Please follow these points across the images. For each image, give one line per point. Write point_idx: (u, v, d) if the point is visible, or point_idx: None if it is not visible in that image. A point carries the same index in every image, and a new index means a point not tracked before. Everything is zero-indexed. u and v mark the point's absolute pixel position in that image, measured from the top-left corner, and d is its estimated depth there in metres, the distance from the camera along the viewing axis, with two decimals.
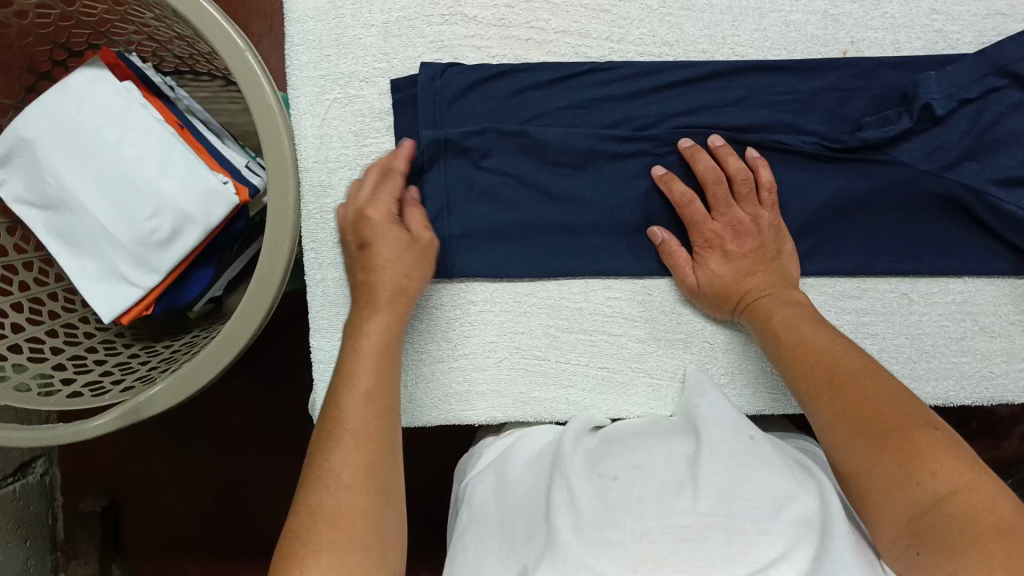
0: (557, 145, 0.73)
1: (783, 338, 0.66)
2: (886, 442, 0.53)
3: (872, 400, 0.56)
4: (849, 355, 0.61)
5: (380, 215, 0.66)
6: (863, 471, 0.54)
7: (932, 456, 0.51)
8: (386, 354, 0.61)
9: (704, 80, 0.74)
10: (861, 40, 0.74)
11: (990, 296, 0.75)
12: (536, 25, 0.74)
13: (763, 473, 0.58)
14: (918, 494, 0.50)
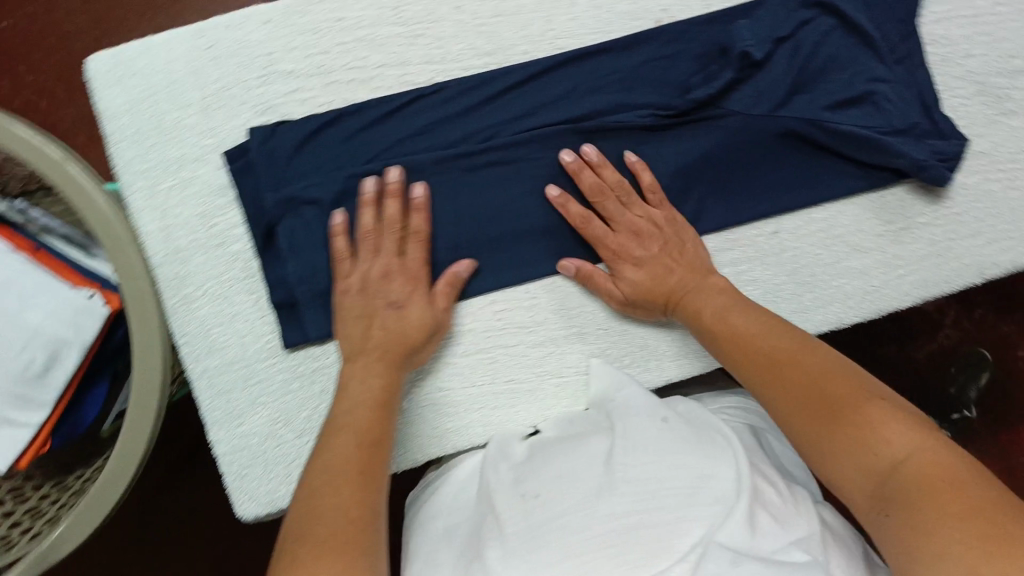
0: (405, 176, 0.73)
1: (717, 338, 0.65)
2: (835, 424, 0.53)
3: (817, 381, 0.56)
4: (788, 341, 0.60)
5: (375, 256, 0.70)
6: (819, 453, 0.53)
7: (880, 431, 0.51)
8: (376, 404, 0.63)
9: (531, 80, 0.74)
10: (670, 6, 0.76)
11: (851, 216, 0.78)
12: (355, 66, 0.73)
13: (677, 455, 0.61)
14: (876, 467, 0.50)
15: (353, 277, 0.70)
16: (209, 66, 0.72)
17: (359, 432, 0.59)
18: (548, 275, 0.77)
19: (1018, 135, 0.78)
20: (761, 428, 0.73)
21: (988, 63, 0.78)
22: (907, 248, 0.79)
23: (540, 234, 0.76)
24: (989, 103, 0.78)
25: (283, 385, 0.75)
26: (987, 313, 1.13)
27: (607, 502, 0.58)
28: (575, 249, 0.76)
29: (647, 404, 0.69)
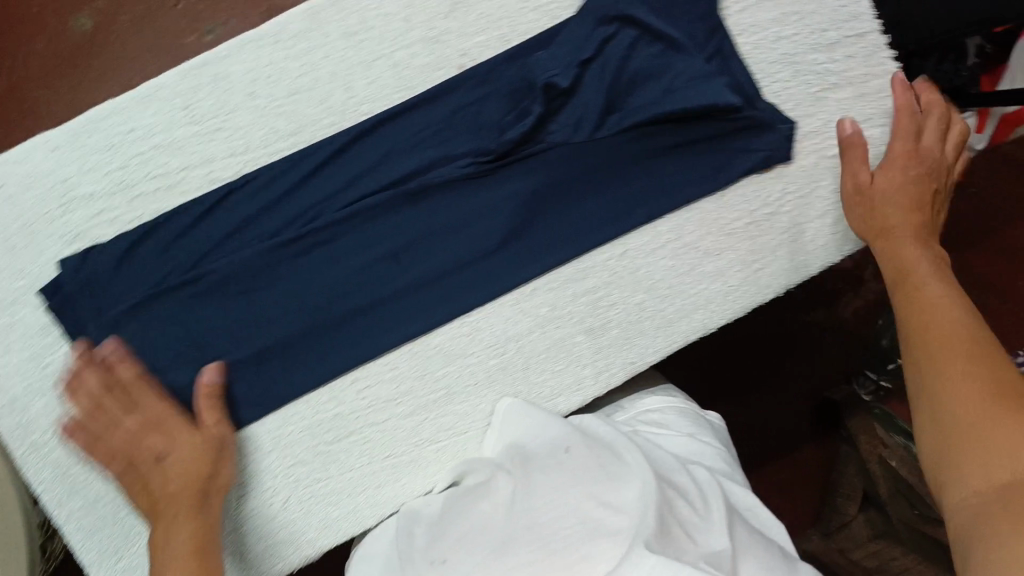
0: (232, 275, 0.70)
1: (897, 281, 0.64)
2: (952, 399, 0.51)
3: (947, 352, 0.54)
4: (933, 295, 0.60)
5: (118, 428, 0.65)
6: (937, 436, 0.51)
7: (989, 403, 0.48)
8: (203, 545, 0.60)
9: (343, 151, 0.71)
10: (470, 49, 0.73)
11: (697, 220, 0.77)
12: (157, 174, 0.71)
13: (576, 487, 0.60)
14: (983, 456, 0.46)
15: (116, 461, 0.65)
16: (6, 204, 0.70)
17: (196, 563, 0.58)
18: (407, 342, 0.74)
19: (846, 107, 0.77)
20: (669, 424, 0.71)
21: (802, 41, 0.77)
22: (761, 240, 0.78)
23: (403, 305, 0.73)
24: (811, 80, 0.77)
25: None
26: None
27: (519, 550, 0.56)
28: (425, 312, 0.74)
29: (570, 435, 0.66)
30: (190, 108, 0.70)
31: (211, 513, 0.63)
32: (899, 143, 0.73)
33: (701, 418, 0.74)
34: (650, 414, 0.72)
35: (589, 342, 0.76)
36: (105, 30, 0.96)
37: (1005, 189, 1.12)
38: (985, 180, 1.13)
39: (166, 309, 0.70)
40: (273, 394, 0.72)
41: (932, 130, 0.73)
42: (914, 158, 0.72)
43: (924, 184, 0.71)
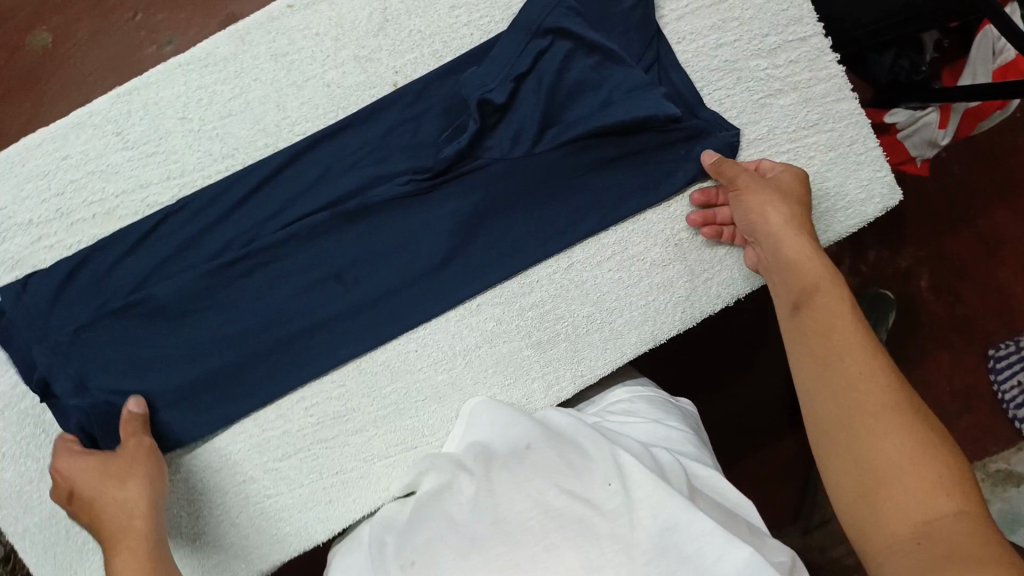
0: (173, 300, 0.69)
1: (793, 278, 0.64)
2: (864, 425, 0.52)
3: (858, 371, 0.55)
4: (835, 299, 0.60)
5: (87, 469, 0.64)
6: (847, 463, 0.52)
7: (896, 434, 0.50)
8: None
9: (279, 173, 0.71)
10: (403, 67, 0.73)
11: (644, 231, 0.77)
12: (94, 200, 0.70)
13: (539, 480, 0.55)
14: (895, 496, 0.49)
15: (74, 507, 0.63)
16: None
17: None
18: (358, 357, 0.73)
19: (791, 113, 0.77)
20: (638, 415, 0.68)
21: (743, 47, 0.76)
22: (709, 249, 0.77)
23: (351, 321, 0.72)
24: (753, 87, 0.76)
25: None
26: (882, 251, 1.11)
27: (488, 547, 0.50)
28: (374, 328, 0.73)
29: (535, 431, 0.62)
30: (123, 134, 0.70)
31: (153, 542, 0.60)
32: (742, 176, 0.70)
33: (668, 404, 0.71)
34: (617, 406, 0.71)
35: (538, 355, 0.76)
36: (65, 45, 0.95)
37: (973, 178, 1.11)
38: (959, 171, 1.12)
39: (107, 338, 0.69)
40: (218, 417, 0.71)
41: (792, 174, 0.70)
42: (783, 189, 0.69)
43: (801, 198, 0.69)
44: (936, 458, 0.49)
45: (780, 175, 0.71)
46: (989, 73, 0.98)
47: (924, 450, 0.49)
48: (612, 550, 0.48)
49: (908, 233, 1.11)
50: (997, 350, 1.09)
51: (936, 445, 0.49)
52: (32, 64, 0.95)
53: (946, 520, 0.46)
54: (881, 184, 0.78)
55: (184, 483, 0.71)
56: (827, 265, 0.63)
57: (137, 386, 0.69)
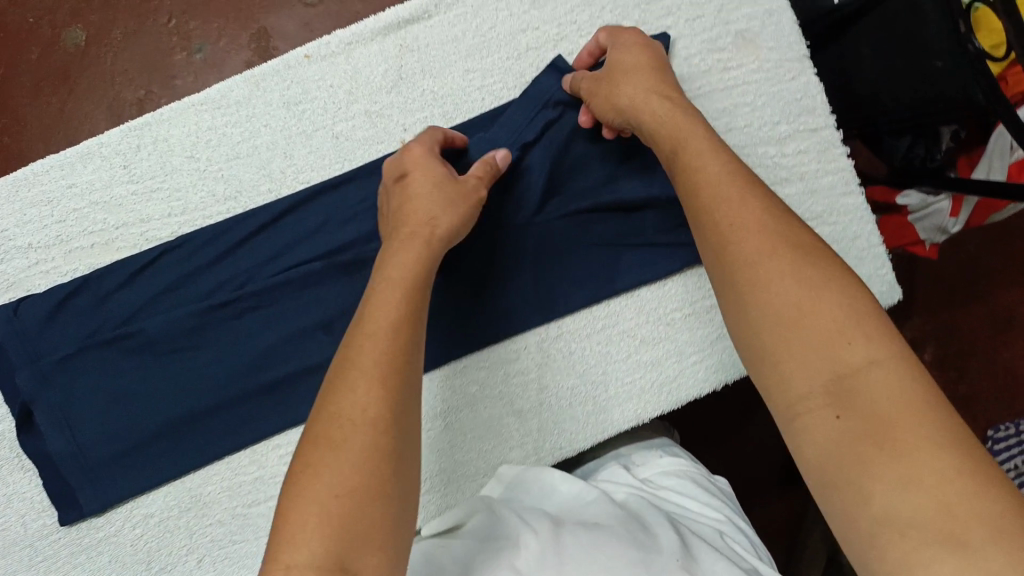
0: (162, 336, 0.70)
1: (666, 140, 0.59)
2: (756, 280, 0.47)
3: (736, 220, 0.50)
4: (705, 152, 0.56)
5: (416, 156, 0.64)
6: (749, 334, 0.46)
7: (789, 279, 0.45)
8: (405, 325, 0.52)
9: (278, 220, 0.71)
10: (412, 125, 0.73)
11: (635, 308, 0.77)
12: (94, 230, 0.71)
13: (609, 546, 0.53)
14: (803, 340, 0.43)
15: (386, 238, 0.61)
16: None
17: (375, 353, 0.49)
18: None
19: (797, 202, 0.76)
20: (689, 495, 0.67)
21: (752, 133, 0.76)
22: (698, 333, 0.77)
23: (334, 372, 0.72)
24: (760, 174, 0.76)
25: (71, 558, 0.72)
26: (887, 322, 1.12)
27: None
28: None
29: (608, 503, 0.62)
30: (129, 167, 0.71)
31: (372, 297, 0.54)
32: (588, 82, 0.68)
33: (708, 482, 0.70)
34: (668, 481, 0.69)
35: (518, 424, 0.76)
36: (98, 44, 0.96)
37: (991, 245, 1.11)
38: (974, 246, 1.11)
39: (94, 368, 0.71)
40: (193, 457, 0.72)
41: (626, 50, 0.67)
42: (617, 77, 0.65)
43: (647, 61, 0.65)
44: (833, 293, 0.44)
45: (620, 42, 0.68)
46: (1007, 167, 0.92)
47: (816, 286, 0.45)
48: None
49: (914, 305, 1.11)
50: (997, 431, 1.05)
51: (848, 297, 0.44)
52: (67, 62, 0.96)
53: (865, 372, 0.41)
54: (880, 283, 0.76)
55: (151, 521, 0.73)
56: (704, 129, 0.59)
57: (118, 415, 0.71)
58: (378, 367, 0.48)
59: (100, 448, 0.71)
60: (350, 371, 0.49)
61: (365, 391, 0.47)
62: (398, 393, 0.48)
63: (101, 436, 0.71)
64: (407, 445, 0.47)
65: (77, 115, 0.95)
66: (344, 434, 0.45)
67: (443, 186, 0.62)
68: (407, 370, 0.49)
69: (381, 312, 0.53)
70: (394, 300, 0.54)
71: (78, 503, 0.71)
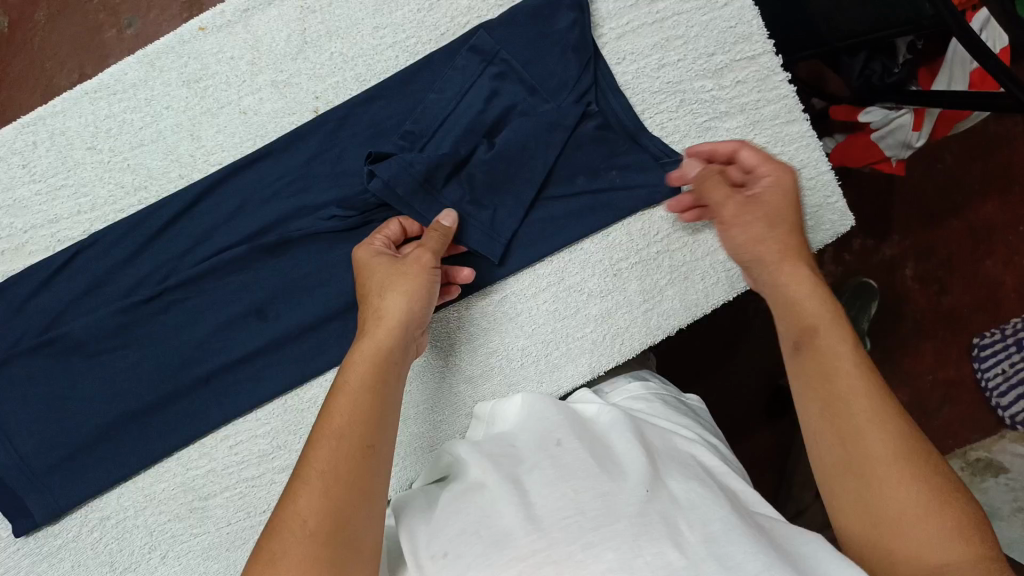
0: (87, 337, 0.68)
1: (791, 310, 0.53)
2: (876, 474, 0.44)
3: (865, 416, 0.46)
4: (837, 330, 0.50)
5: (367, 252, 0.63)
6: (857, 513, 0.45)
7: (907, 485, 0.43)
8: (372, 385, 0.53)
9: (193, 207, 0.69)
10: (324, 91, 0.71)
11: (583, 260, 0.72)
12: (3, 235, 0.69)
13: (576, 481, 0.50)
14: (913, 541, 0.42)
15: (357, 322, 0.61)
16: None
17: (347, 419, 0.50)
18: (281, 393, 0.70)
19: (738, 136, 0.72)
20: (659, 415, 0.63)
21: (687, 67, 0.72)
22: (650, 279, 0.73)
23: (273, 356, 0.70)
24: (697, 109, 0.72)
25: (31, 567, 0.70)
26: (866, 240, 1.04)
27: (519, 540, 0.45)
28: (293, 366, 0.70)
29: (573, 428, 0.58)
30: (30, 166, 0.69)
31: (353, 376, 0.53)
32: (731, 197, 0.59)
33: (678, 402, 0.67)
34: (632, 400, 0.66)
35: (470, 391, 0.73)
36: (20, 28, 0.90)
37: (966, 149, 1.03)
38: (951, 157, 1.03)
39: (23, 378, 0.69)
40: (135, 459, 0.70)
41: (773, 171, 0.60)
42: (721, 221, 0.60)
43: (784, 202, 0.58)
44: (952, 511, 0.42)
45: (768, 173, 0.60)
46: (968, 76, 0.83)
47: (941, 500, 0.42)
48: (650, 549, 0.43)
49: (893, 222, 1.04)
50: (981, 339, 1.02)
51: (948, 495, 0.43)
52: None
53: (967, 568, 0.40)
54: (832, 211, 0.72)
55: (108, 523, 0.71)
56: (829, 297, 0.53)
57: (52, 420, 0.69)
58: (341, 454, 0.48)
59: (40, 457, 0.69)
60: (303, 474, 0.48)
61: (308, 494, 0.46)
62: (355, 483, 0.47)
63: (39, 446, 0.69)
64: (358, 522, 0.45)
65: (7, 106, 0.89)
66: (297, 532, 0.45)
67: (391, 273, 0.60)
68: (364, 453, 0.49)
69: (344, 399, 0.52)
70: (360, 387, 0.53)
71: (28, 511, 0.69)
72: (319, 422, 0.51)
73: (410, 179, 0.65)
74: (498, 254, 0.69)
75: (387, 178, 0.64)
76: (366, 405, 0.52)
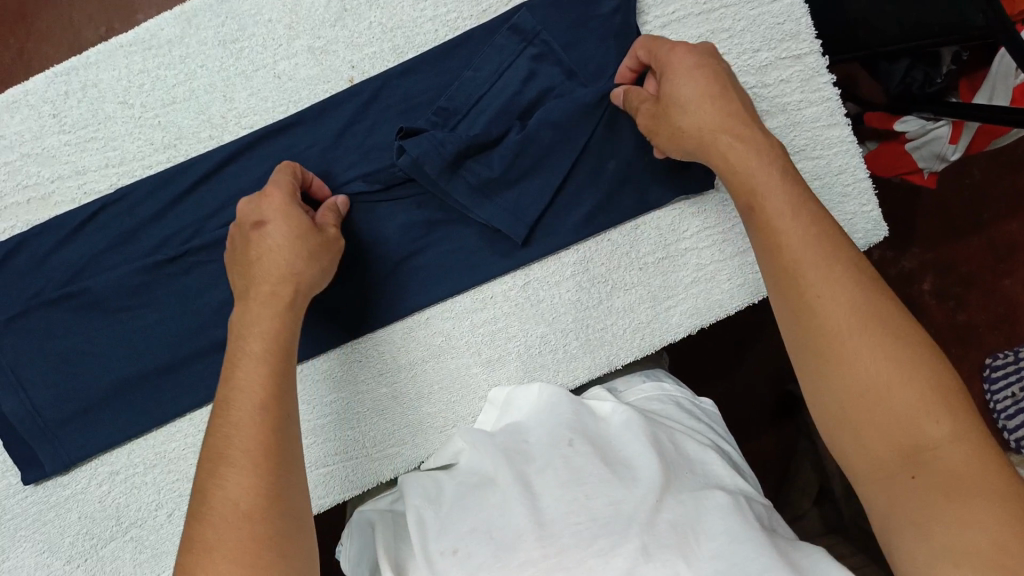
0: (108, 292, 0.68)
1: (728, 177, 0.57)
2: (837, 347, 0.48)
3: (819, 288, 0.49)
4: (782, 198, 0.53)
5: (283, 193, 0.60)
6: (825, 389, 0.48)
7: (868, 355, 0.47)
8: (278, 352, 0.55)
9: (221, 169, 0.68)
10: (360, 61, 0.69)
11: (609, 251, 0.71)
12: (29, 184, 0.68)
13: (592, 484, 0.50)
14: (882, 413, 0.46)
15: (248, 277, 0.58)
16: None
17: (259, 393, 0.52)
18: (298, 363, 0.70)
19: (777, 136, 0.71)
20: (674, 419, 0.62)
21: (731, 62, 0.70)
22: (675, 276, 0.72)
23: None
24: None
25: (39, 517, 0.70)
26: (886, 251, 1.03)
27: (530, 547, 0.46)
28: (311, 334, 0.70)
29: (584, 427, 0.57)
30: (60, 116, 0.68)
31: (256, 340, 0.55)
32: (644, 106, 0.61)
33: (693, 406, 0.66)
34: (647, 402, 0.65)
35: (486, 374, 0.71)
36: None
37: (999, 166, 1.02)
38: (979, 171, 1.02)
39: (41, 327, 0.68)
40: (148, 417, 0.70)
41: (684, 74, 0.58)
42: (671, 115, 0.58)
43: (709, 91, 0.57)
44: (920, 378, 0.45)
45: (667, 65, 0.59)
46: (1009, 92, 0.81)
47: (908, 368, 0.46)
48: (659, 561, 0.44)
49: (916, 234, 1.02)
50: (994, 359, 1.00)
51: (914, 363, 0.46)
52: None
53: (941, 445, 0.44)
54: (865, 220, 0.71)
55: (117, 478, 0.70)
56: (774, 160, 0.55)
57: (67, 372, 0.69)
58: (256, 432, 0.50)
59: (53, 409, 0.69)
60: (225, 454, 0.49)
61: (236, 470, 0.48)
62: (277, 461, 0.49)
63: (54, 397, 0.69)
64: (289, 494, 0.49)
65: (35, 55, 0.89)
66: (230, 512, 0.47)
67: (307, 233, 0.59)
68: (280, 424, 0.51)
69: (251, 371, 0.53)
70: (262, 359, 0.54)
71: (39, 462, 0.69)
72: (224, 393, 0.53)
73: (441, 154, 0.63)
74: (521, 235, 0.68)
75: (416, 156, 0.63)
76: (276, 376, 0.54)
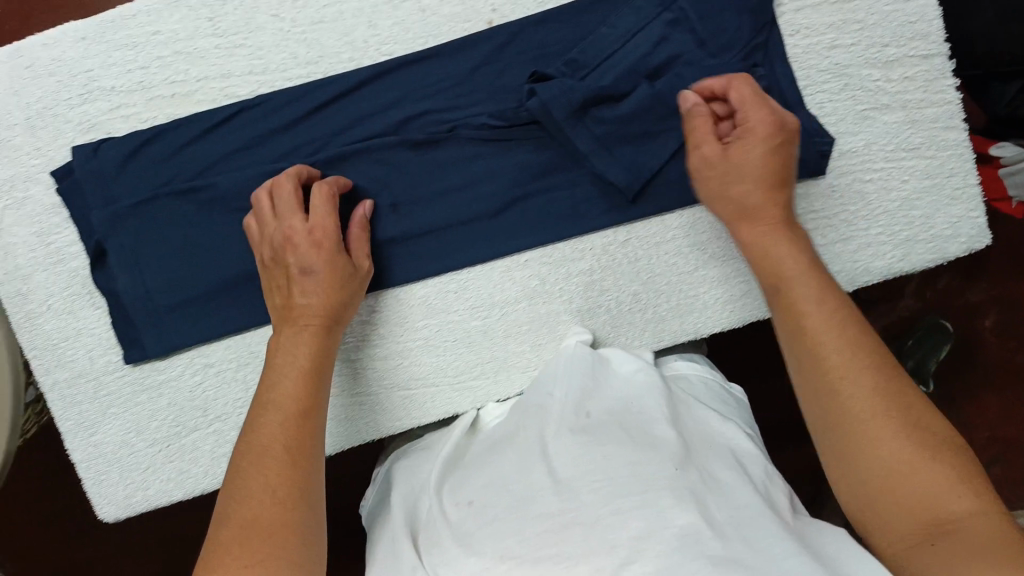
0: (234, 191, 0.71)
1: (763, 271, 0.61)
2: (858, 432, 0.50)
3: (839, 370, 0.52)
4: (811, 289, 0.57)
5: (325, 224, 0.66)
6: (847, 473, 0.50)
7: (888, 441, 0.49)
8: (308, 378, 0.61)
9: (357, 90, 0.72)
10: (501, 5, 0.72)
11: (712, 221, 0.72)
12: (175, 80, 0.72)
13: (613, 448, 0.54)
14: (902, 493, 0.47)
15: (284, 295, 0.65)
16: (29, 84, 0.72)
17: (287, 410, 0.59)
18: (393, 288, 0.72)
19: (893, 130, 0.72)
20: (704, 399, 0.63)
21: (859, 53, 0.72)
22: None
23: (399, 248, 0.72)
24: (858, 96, 0.72)
25: (132, 397, 0.74)
26: (953, 280, 1.03)
27: (546, 503, 0.51)
28: (418, 261, 0.72)
29: (617, 403, 0.60)
30: (214, 20, 0.72)
31: (291, 366, 0.62)
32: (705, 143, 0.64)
33: (723, 389, 0.67)
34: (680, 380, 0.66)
35: (575, 323, 0.74)
36: None
37: None
38: None
39: (162, 217, 0.72)
40: (251, 315, 0.73)
41: (760, 135, 0.63)
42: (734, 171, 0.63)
43: (763, 170, 0.63)
44: (940, 462, 0.47)
45: (749, 117, 0.63)
46: None
47: (929, 454, 0.48)
48: (680, 519, 0.47)
49: (985, 268, 1.02)
50: None
51: (930, 450, 0.48)
52: None
53: (964, 519, 0.45)
54: (970, 225, 0.72)
55: (210, 370, 0.74)
56: (805, 257, 0.60)
57: (183, 261, 0.72)
58: (278, 445, 0.56)
59: (164, 294, 0.72)
60: (259, 460, 0.55)
61: (263, 471, 0.54)
62: (297, 474, 0.55)
63: (166, 284, 0.72)
64: (312, 501, 0.54)
65: None
66: (263, 502, 0.52)
67: (343, 265, 0.66)
68: (303, 441, 0.57)
69: (282, 394, 0.60)
70: (295, 383, 0.61)
71: (143, 343, 0.73)
72: (256, 412, 0.59)
73: (569, 100, 0.67)
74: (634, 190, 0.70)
75: (545, 99, 0.67)
76: (306, 400, 0.60)
